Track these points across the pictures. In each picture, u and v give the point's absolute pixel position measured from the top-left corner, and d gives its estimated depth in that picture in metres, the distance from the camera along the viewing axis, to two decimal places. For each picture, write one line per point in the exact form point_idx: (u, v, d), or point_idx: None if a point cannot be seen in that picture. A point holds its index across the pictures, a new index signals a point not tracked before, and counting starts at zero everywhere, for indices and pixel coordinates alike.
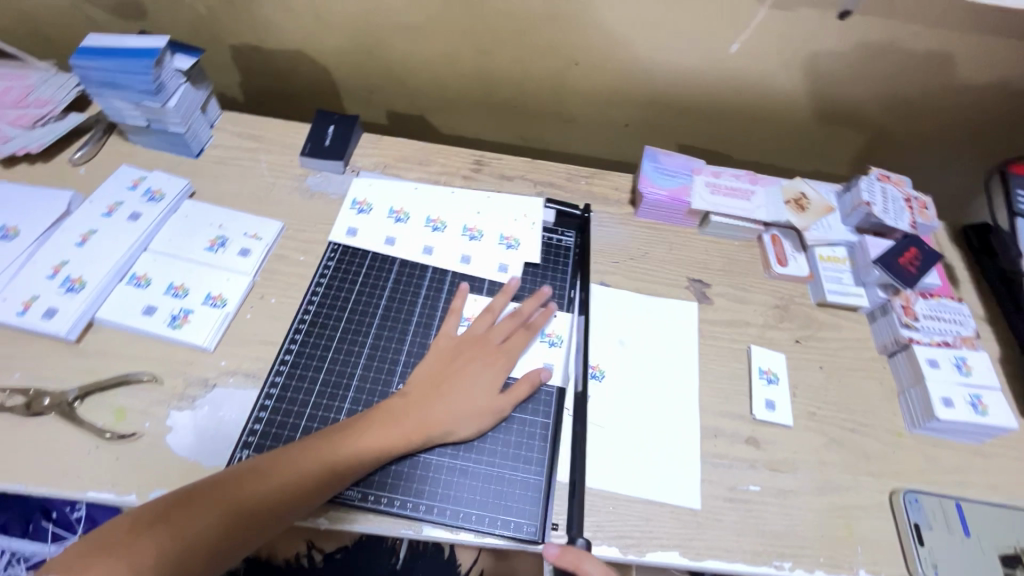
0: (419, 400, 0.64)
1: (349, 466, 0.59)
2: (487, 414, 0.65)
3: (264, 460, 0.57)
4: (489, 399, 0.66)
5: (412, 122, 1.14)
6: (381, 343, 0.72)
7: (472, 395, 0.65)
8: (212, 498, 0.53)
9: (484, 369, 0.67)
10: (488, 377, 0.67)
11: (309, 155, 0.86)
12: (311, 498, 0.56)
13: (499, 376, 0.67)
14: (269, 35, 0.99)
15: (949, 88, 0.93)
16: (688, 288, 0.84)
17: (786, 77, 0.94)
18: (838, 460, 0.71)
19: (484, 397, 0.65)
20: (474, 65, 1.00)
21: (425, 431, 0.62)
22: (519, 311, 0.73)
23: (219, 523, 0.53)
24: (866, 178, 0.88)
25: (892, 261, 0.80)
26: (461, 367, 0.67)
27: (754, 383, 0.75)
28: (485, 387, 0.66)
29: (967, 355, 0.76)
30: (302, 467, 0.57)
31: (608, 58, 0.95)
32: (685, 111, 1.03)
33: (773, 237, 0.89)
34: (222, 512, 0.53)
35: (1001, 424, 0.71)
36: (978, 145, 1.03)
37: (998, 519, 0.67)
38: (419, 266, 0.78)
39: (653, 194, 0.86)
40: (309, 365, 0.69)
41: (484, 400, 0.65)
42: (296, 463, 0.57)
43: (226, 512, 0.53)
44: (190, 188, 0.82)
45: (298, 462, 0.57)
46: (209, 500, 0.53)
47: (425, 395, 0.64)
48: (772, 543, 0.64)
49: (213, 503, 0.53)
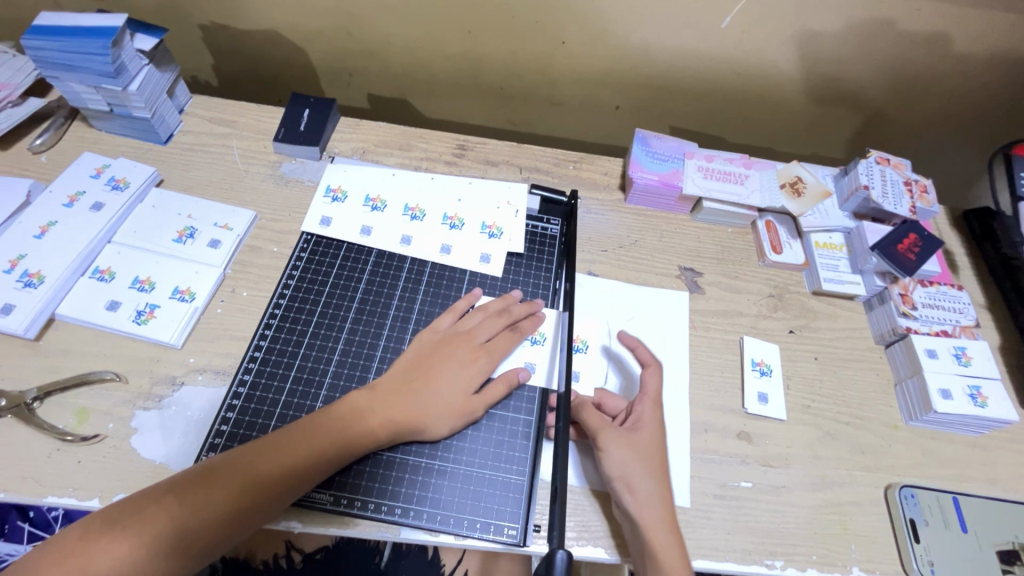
0: (388, 398, 0.61)
1: (310, 465, 0.56)
2: (457, 414, 0.61)
3: (221, 460, 0.54)
4: (461, 401, 0.62)
5: (395, 106, 1.10)
6: (356, 338, 0.68)
7: (445, 392, 0.62)
8: (163, 500, 0.51)
9: (463, 365, 0.64)
10: (465, 376, 0.63)
11: (283, 140, 0.82)
12: (284, 491, 0.54)
13: (477, 375, 0.64)
14: (240, 14, 0.95)
15: (953, 66, 0.89)
16: (680, 277, 0.81)
17: (782, 56, 0.90)
18: (833, 455, 0.69)
19: (456, 398, 0.62)
20: (456, 45, 0.95)
21: (391, 427, 0.59)
22: (507, 311, 0.70)
23: (171, 526, 0.50)
24: (865, 161, 0.84)
25: (890, 249, 0.77)
26: (440, 360, 0.64)
27: (746, 376, 0.73)
28: (460, 386, 0.63)
29: (967, 345, 0.73)
30: (275, 456, 0.55)
31: (596, 37, 0.90)
32: (678, 92, 0.99)
33: (768, 223, 0.86)
34: (174, 514, 0.50)
35: (1001, 416, 0.68)
36: (982, 126, 0.99)
37: (996, 514, 0.65)
38: (393, 258, 0.75)
39: (643, 179, 0.83)
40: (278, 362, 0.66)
41: (459, 399, 0.62)
42: (255, 462, 0.54)
43: (177, 514, 0.51)
44: (157, 177, 0.78)
45: (269, 453, 0.55)
46: (159, 502, 0.51)
47: (395, 391, 0.61)
48: (762, 542, 0.62)
49: (164, 505, 0.51)
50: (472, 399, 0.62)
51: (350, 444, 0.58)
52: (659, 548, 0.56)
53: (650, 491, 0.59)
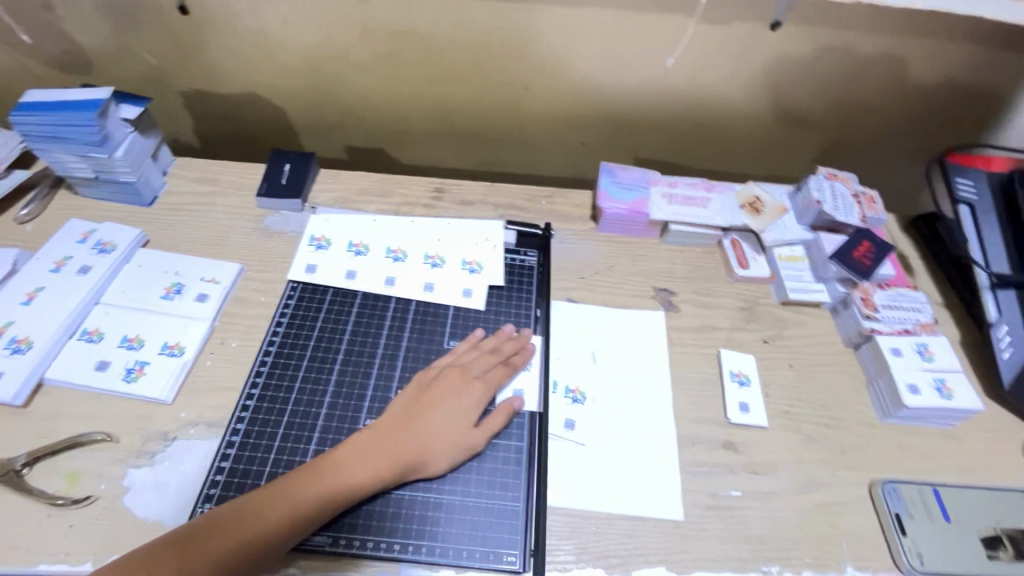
0: (389, 436, 0.62)
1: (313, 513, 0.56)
2: (460, 443, 0.63)
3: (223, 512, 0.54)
4: (462, 434, 0.64)
5: (372, 156, 1.14)
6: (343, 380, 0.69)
7: (446, 428, 0.63)
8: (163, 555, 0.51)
9: (461, 401, 0.65)
10: (464, 410, 0.65)
11: (265, 195, 0.86)
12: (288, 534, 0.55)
13: (475, 408, 0.66)
14: (220, 79, 1.00)
15: (880, 87, 0.98)
16: (655, 297, 0.85)
17: (729, 87, 0.98)
18: (816, 457, 0.71)
19: (456, 432, 0.63)
20: (426, 97, 1.01)
21: (393, 466, 0.60)
22: (498, 346, 0.72)
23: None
24: (815, 177, 0.91)
25: (847, 256, 0.83)
26: (439, 397, 0.65)
27: (726, 387, 0.76)
28: (460, 419, 0.64)
29: (928, 341, 0.78)
30: (280, 503, 0.55)
31: (557, 81, 0.97)
32: (637, 126, 1.06)
33: (733, 241, 0.91)
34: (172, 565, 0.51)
35: (967, 406, 0.72)
36: (918, 140, 1.08)
37: (974, 501, 0.68)
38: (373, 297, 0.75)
39: (612, 208, 0.88)
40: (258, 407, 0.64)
41: (459, 434, 0.63)
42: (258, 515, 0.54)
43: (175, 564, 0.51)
44: (142, 237, 0.80)
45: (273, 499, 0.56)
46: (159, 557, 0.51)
47: (397, 430, 0.62)
48: (757, 549, 0.64)
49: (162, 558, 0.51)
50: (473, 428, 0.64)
51: (355, 485, 0.58)
52: None
53: None
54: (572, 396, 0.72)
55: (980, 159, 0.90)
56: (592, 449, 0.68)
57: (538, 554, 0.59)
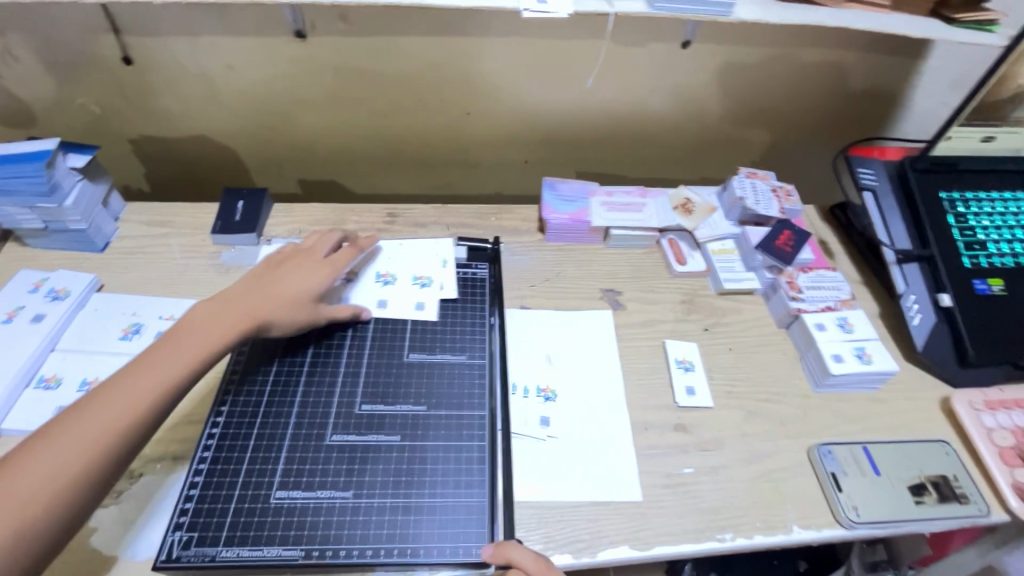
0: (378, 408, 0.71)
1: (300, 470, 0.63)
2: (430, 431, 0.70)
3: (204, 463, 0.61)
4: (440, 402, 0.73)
5: (325, 187, 1.18)
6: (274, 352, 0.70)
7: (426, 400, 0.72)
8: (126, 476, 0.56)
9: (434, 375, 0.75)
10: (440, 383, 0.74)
11: (220, 232, 0.88)
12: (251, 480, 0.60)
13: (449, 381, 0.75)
14: (167, 123, 1.02)
15: (786, 92, 1.09)
16: (602, 298, 0.91)
17: (653, 101, 1.07)
18: (759, 430, 0.77)
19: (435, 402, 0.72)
20: (374, 128, 1.06)
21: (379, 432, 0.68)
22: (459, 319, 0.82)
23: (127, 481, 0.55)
24: (737, 177, 1.00)
25: (770, 245, 0.91)
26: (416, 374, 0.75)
27: (673, 373, 0.81)
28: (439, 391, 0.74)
29: (847, 315, 0.86)
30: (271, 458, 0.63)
31: (495, 105, 1.04)
32: (575, 142, 1.13)
33: (670, 241, 0.98)
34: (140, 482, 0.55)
35: (886, 368, 0.80)
36: (827, 136, 1.19)
37: (899, 454, 0.75)
38: (297, 263, 0.75)
39: (556, 219, 0.94)
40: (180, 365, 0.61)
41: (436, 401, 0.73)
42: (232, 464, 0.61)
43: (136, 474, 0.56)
44: (97, 282, 0.81)
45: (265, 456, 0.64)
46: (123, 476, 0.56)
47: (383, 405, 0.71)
48: (711, 519, 0.68)
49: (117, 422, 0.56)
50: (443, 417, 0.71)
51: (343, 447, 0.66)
52: None
53: None
54: (544, 396, 0.77)
55: (876, 151, 1.01)
56: (554, 443, 0.72)
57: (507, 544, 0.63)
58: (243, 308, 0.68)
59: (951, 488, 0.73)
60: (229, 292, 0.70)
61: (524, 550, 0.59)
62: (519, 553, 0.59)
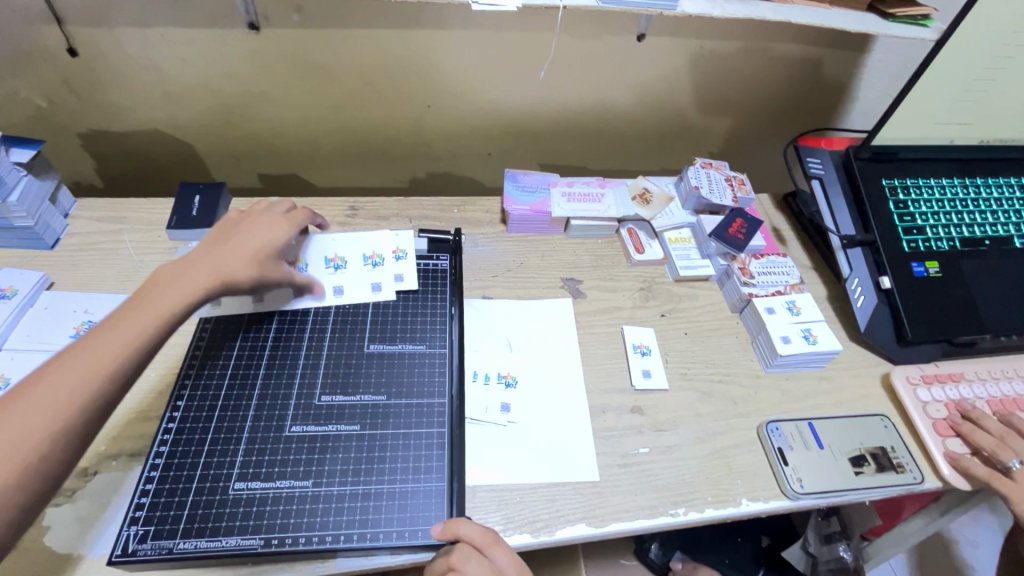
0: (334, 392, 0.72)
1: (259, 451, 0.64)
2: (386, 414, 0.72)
3: None
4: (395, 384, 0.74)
5: (286, 182, 1.17)
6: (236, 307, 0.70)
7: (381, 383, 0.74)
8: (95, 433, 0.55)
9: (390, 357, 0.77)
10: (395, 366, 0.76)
11: (175, 227, 0.87)
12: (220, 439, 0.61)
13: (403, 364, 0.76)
14: (118, 117, 1.00)
15: (740, 85, 1.13)
16: (563, 287, 0.93)
17: (612, 93, 1.09)
18: (712, 410, 0.81)
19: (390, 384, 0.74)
20: (334, 120, 1.05)
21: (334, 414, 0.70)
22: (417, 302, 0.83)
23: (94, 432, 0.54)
24: (693, 167, 1.03)
25: (724, 233, 0.94)
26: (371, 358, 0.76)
27: (630, 358, 0.84)
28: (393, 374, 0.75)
29: (795, 298, 0.90)
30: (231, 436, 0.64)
31: (456, 98, 1.04)
32: (537, 134, 1.14)
33: (629, 230, 1.01)
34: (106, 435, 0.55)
35: (830, 348, 0.84)
36: (780, 127, 1.23)
37: (841, 429, 0.80)
38: (252, 221, 0.74)
39: (517, 210, 0.95)
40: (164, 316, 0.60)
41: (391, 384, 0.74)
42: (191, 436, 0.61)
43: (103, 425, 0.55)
44: (46, 280, 0.79)
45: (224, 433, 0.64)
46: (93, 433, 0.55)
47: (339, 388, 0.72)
48: (664, 496, 0.71)
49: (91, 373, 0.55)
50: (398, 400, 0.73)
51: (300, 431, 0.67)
52: (499, 557, 0.59)
53: (503, 559, 0.59)
54: (505, 381, 0.78)
55: (824, 141, 1.06)
56: (514, 428, 0.74)
57: None
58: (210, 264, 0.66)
59: (888, 458, 0.78)
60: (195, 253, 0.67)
61: (473, 524, 0.61)
62: (467, 527, 0.61)
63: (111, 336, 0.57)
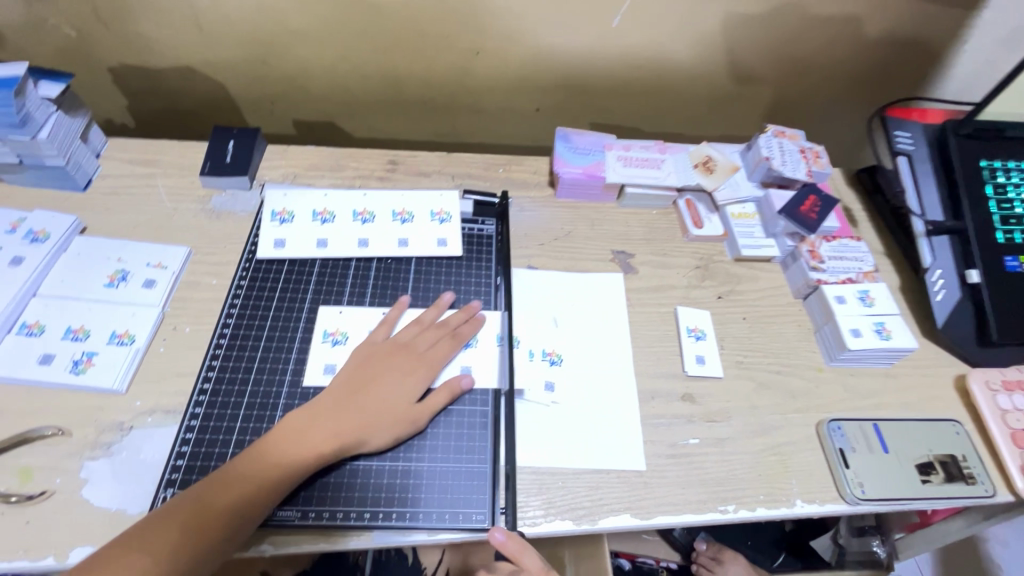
0: (338, 404, 0.62)
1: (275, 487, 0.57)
2: (392, 435, 0.62)
3: (191, 497, 0.55)
4: (406, 406, 0.64)
5: (322, 130, 1.11)
6: (342, 389, 0.63)
7: (388, 402, 0.63)
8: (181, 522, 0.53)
9: (404, 376, 0.65)
10: (406, 387, 0.65)
11: (209, 173, 0.82)
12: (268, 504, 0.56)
13: (417, 384, 0.65)
14: (150, 52, 0.94)
15: (824, 42, 1.00)
16: (614, 260, 0.86)
17: (679, 47, 0.98)
18: (768, 402, 0.75)
19: (400, 407, 0.63)
20: (374, 65, 0.98)
21: (335, 438, 0.60)
22: (445, 320, 0.72)
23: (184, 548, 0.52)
24: (764, 135, 0.93)
25: (794, 210, 0.85)
26: (383, 372, 0.65)
27: (683, 341, 0.78)
28: (404, 393, 0.65)
29: (869, 288, 0.82)
30: (250, 475, 0.56)
31: (507, 45, 0.95)
32: (591, 90, 1.05)
33: (687, 202, 0.93)
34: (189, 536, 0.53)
35: (904, 345, 0.77)
36: (861, 94, 1.11)
37: (910, 433, 0.74)
38: (384, 363, 0.66)
39: (568, 173, 0.88)
40: (240, 503, 0.55)
41: (400, 407, 0.64)
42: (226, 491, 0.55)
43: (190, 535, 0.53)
44: (79, 224, 0.76)
45: (245, 472, 0.57)
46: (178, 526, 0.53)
47: (340, 402, 0.62)
48: (714, 491, 0.67)
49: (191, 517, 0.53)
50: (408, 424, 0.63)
51: (298, 460, 0.58)
52: None
53: None
54: (549, 359, 0.74)
55: (916, 112, 0.94)
56: (559, 409, 0.70)
57: (507, 512, 0.61)
58: (322, 420, 0.60)
59: (958, 467, 0.72)
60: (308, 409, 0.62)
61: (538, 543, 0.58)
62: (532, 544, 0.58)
63: (172, 527, 0.53)
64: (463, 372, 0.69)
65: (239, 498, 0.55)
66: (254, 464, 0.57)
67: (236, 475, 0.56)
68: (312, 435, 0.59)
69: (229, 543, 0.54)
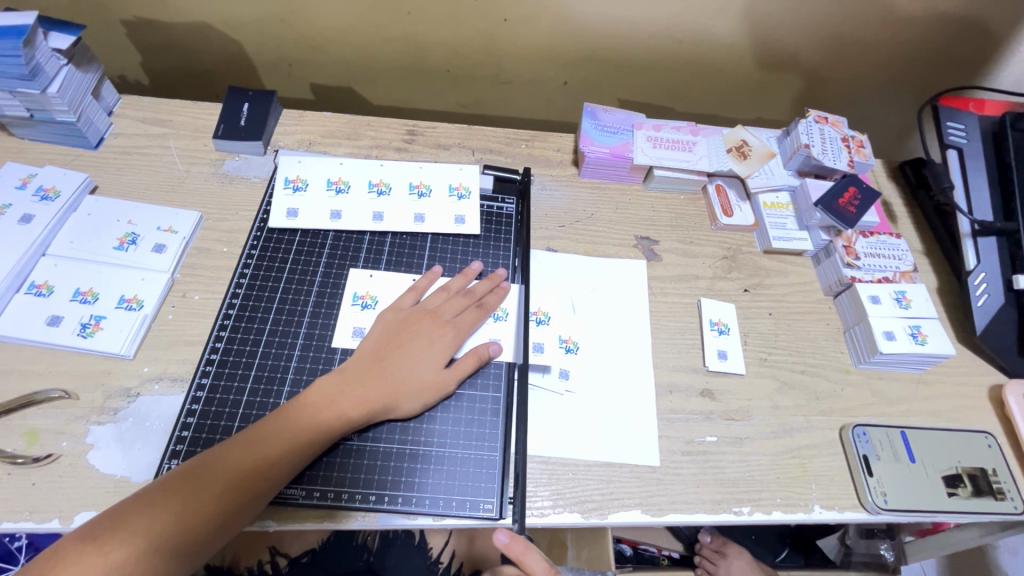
0: (366, 371, 0.61)
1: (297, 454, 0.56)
2: (421, 403, 0.61)
3: (213, 456, 0.53)
4: (434, 373, 0.63)
5: (340, 95, 1.07)
6: (366, 356, 0.62)
7: (416, 369, 0.62)
8: (203, 478, 0.52)
9: (432, 342, 0.64)
10: (434, 353, 0.63)
11: (222, 137, 0.79)
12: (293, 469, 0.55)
13: (446, 351, 0.64)
14: (164, 7, 0.90)
15: (876, 21, 0.93)
16: (637, 246, 0.83)
17: (720, 22, 0.92)
18: (791, 403, 0.72)
19: (429, 374, 0.62)
20: (396, 29, 0.93)
21: (364, 404, 0.59)
22: (471, 290, 0.70)
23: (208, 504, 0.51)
24: (804, 121, 0.87)
25: (832, 203, 0.80)
26: (409, 339, 0.64)
27: (706, 335, 0.75)
28: (431, 360, 0.63)
29: (906, 289, 0.78)
30: (276, 440, 0.55)
31: (536, 12, 0.90)
32: (622, 64, 0.99)
33: (717, 188, 0.88)
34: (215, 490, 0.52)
35: (941, 351, 0.73)
36: (910, 80, 1.04)
37: (939, 443, 0.70)
38: (409, 332, 0.64)
39: (594, 152, 0.83)
40: (266, 464, 0.54)
41: (429, 375, 0.62)
42: (248, 452, 0.54)
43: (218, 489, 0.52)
44: (89, 183, 0.74)
45: (271, 436, 0.55)
46: (201, 482, 0.52)
47: (368, 368, 0.61)
48: (729, 492, 0.65)
49: (212, 475, 0.52)
50: (436, 391, 0.62)
51: (326, 424, 0.57)
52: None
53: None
54: (565, 346, 0.70)
55: (973, 103, 0.87)
56: (573, 399, 0.68)
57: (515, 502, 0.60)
58: (348, 387, 0.59)
59: (987, 481, 0.69)
60: (333, 377, 0.60)
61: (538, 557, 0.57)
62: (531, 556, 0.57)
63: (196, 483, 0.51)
64: (489, 341, 0.67)
65: (261, 462, 0.54)
66: (280, 426, 0.56)
67: (261, 437, 0.55)
68: (338, 401, 0.58)
69: (250, 504, 0.53)
